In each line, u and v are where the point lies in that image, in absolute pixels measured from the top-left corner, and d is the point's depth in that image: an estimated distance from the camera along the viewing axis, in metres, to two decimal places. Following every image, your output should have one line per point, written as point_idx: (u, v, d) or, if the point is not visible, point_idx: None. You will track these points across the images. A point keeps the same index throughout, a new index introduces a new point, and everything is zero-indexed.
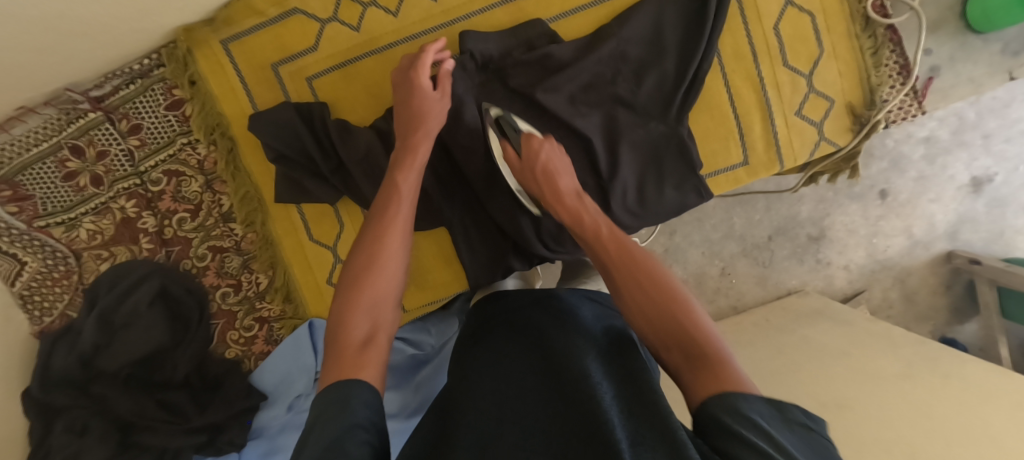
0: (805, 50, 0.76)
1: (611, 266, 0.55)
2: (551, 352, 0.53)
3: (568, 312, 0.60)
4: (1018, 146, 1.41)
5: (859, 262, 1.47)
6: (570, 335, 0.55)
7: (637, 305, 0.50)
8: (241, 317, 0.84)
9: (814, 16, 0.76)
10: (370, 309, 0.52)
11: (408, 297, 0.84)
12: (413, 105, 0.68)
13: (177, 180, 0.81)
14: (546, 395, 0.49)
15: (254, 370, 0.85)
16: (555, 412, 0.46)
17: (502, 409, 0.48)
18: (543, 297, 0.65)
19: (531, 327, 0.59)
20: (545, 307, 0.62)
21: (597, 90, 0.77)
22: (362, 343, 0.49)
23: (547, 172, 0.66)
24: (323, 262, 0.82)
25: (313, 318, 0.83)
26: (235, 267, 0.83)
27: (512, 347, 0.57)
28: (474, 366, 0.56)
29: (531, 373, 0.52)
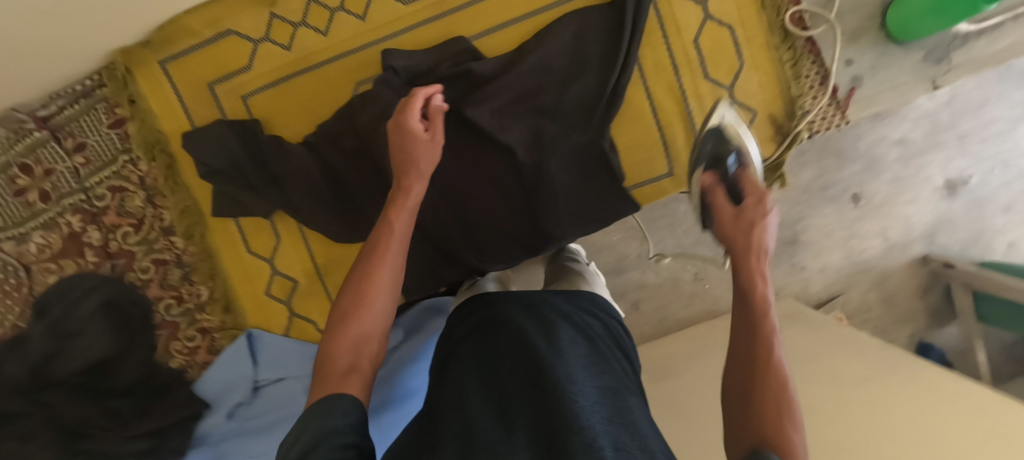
0: (726, 62, 0.77)
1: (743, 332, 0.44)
2: (533, 346, 0.53)
3: (547, 309, 0.60)
4: (992, 147, 1.40)
5: (835, 266, 1.46)
6: (552, 332, 0.55)
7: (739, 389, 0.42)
8: (184, 327, 0.87)
9: (732, 28, 0.77)
10: (358, 336, 0.49)
11: None
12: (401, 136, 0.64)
13: (121, 195, 0.84)
14: (522, 390, 0.48)
15: (197, 379, 0.88)
16: (531, 405, 0.46)
17: (486, 403, 0.48)
18: (531, 298, 0.64)
19: (509, 321, 0.59)
20: (522, 304, 0.63)
21: (523, 101, 0.77)
22: (344, 373, 0.46)
23: (748, 240, 0.50)
24: (261, 274, 0.84)
25: (252, 328, 0.86)
26: (177, 278, 0.85)
27: (492, 341, 0.57)
28: (460, 364, 0.56)
29: (513, 366, 0.52)
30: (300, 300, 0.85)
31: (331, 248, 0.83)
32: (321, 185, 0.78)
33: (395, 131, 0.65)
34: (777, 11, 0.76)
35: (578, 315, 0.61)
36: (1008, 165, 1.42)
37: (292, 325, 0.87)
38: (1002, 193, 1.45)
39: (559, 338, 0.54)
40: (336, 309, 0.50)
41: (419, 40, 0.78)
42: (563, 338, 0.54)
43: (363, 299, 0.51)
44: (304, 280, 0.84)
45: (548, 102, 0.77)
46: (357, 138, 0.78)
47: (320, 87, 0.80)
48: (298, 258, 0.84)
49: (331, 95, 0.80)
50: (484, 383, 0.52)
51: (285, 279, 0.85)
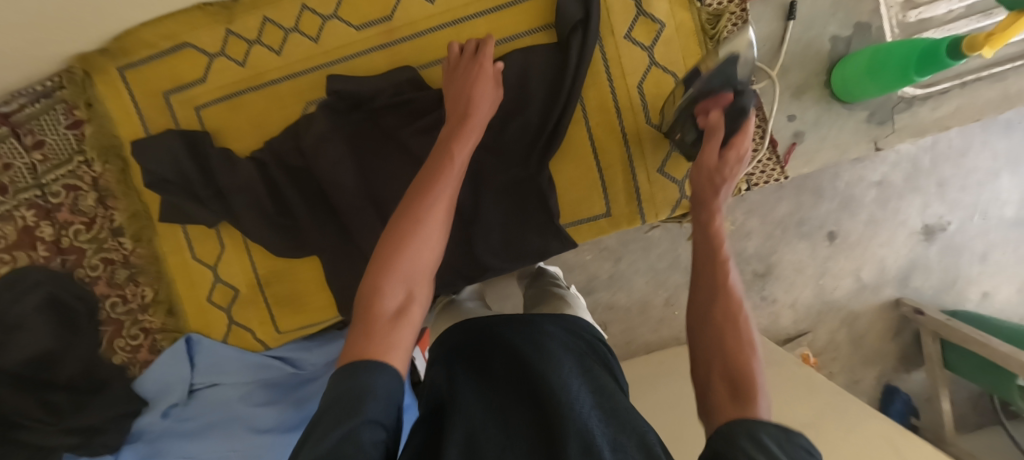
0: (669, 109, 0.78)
1: (707, 300, 0.51)
2: (541, 359, 0.52)
3: (535, 321, 0.60)
4: (971, 195, 1.39)
5: (805, 301, 1.45)
6: (542, 345, 0.55)
7: (708, 348, 0.48)
8: (127, 326, 0.89)
9: (677, 76, 0.78)
10: (408, 275, 0.50)
11: (282, 320, 0.88)
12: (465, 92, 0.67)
13: (74, 194, 0.86)
14: (524, 407, 0.48)
15: (137, 377, 0.90)
16: (534, 424, 0.46)
17: (484, 413, 0.48)
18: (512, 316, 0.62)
19: (501, 332, 0.59)
20: (511, 317, 0.62)
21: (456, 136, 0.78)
22: (391, 317, 0.47)
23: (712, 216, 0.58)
24: (205, 280, 0.87)
25: (191, 332, 0.88)
26: (123, 278, 0.88)
27: (483, 352, 0.57)
28: (454, 368, 0.56)
29: (516, 374, 0.52)
30: (240, 309, 0.87)
31: (273, 260, 0.86)
32: (264, 200, 0.80)
33: (467, 85, 0.68)
34: None
35: (563, 330, 0.61)
36: (987, 214, 1.41)
37: (231, 332, 0.89)
38: (979, 242, 1.43)
39: (561, 353, 0.54)
40: (387, 245, 0.51)
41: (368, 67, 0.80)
42: (555, 351, 0.54)
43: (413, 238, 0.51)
44: (246, 290, 0.87)
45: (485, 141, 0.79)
46: (302, 158, 0.80)
47: (271, 104, 0.82)
48: (241, 268, 0.86)
49: (281, 112, 0.82)
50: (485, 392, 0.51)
51: (227, 287, 0.87)
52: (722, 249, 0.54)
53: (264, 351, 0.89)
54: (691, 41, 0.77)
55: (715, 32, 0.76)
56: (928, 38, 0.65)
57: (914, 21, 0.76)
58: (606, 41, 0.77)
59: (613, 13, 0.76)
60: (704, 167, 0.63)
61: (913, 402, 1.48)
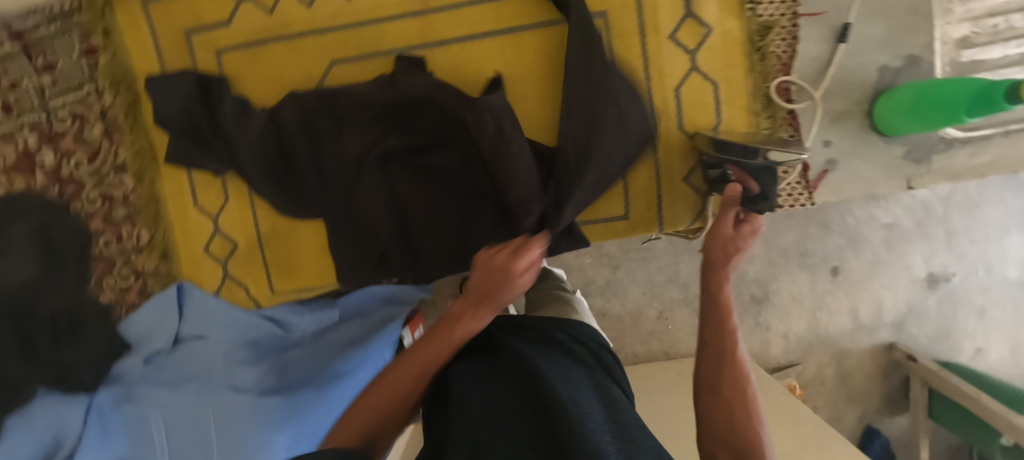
0: (703, 117, 0.76)
1: (714, 362, 0.57)
2: (548, 368, 0.53)
3: (545, 340, 0.62)
4: (979, 249, 1.38)
5: (798, 332, 1.43)
6: (549, 358, 0.56)
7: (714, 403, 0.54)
8: (119, 266, 0.86)
9: (716, 85, 0.75)
10: (361, 428, 0.54)
11: (278, 280, 0.85)
12: (496, 284, 0.61)
13: (80, 123, 0.83)
14: (525, 405, 0.48)
15: (123, 319, 0.87)
16: (539, 425, 0.46)
17: (487, 410, 0.48)
18: (524, 329, 0.65)
19: (509, 343, 0.60)
20: (522, 334, 0.64)
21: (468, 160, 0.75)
22: (354, 438, 0.53)
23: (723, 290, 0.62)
24: (203, 230, 0.84)
25: (183, 280, 0.85)
26: (120, 216, 0.85)
27: (489, 359, 0.58)
28: (460, 373, 0.56)
29: (521, 378, 0.52)
30: (236, 264, 0.85)
31: (275, 218, 0.83)
32: (273, 156, 0.77)
33: (500, 274, 0.62)
34: (764, 77, 0.74)
35: (569, 345, 0.62)
36: (992, 270, 1.40)
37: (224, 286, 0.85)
38: (981, 297, 1.41)
39: (572, 368, 0.55)
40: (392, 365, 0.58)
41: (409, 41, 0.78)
42: (563, 365, 0.55)
43: (447, 337, 0.58)
44: (244, 246, 0.84)
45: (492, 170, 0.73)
46: (324, 116, 0.78)
47: (294, 58, 0.79)
48: (242, 222, 0.83)
49: (303, 67, 0.79)
50: (487, 388, 0.52)
51: (225, 239, 0.84)
52: (727, 326, 0.59)
53: (255, 309, 0.87)
54: (737, 50, 0.74)
55: (763, 44, 0.73)
56: (984, 79, 0.64)
57: (966, 62, 0.74)
58: (648, 39, 0.74)
59: (660, 11, 0.73)
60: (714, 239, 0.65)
61: (889, 446, 1.47)
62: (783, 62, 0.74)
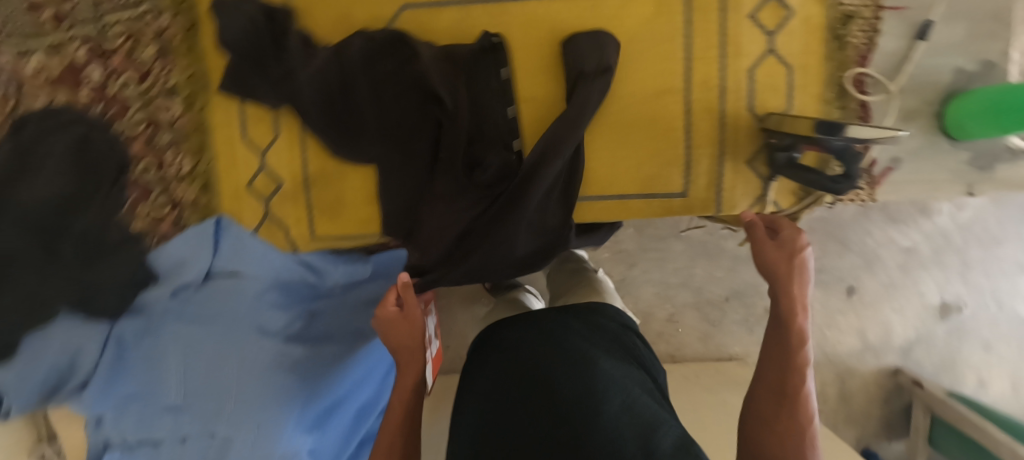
0: (772, 102, 0.75)
1: (775, 394, 0.57)
2: (560, 354, 0.67)
3: (551, 333, 0.72)
4: (993, 283, 1.39)
5: (805, 348, 1.43)
6: (550, 351, 0.68)
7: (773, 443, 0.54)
8: (156, 194, 0.84)
9: (791, 70, 0.74)
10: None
11: (319, 225, 0.83)
12: (406, 337, 0.70)
13: (134, 43, 0.82)
14: (540, 381, 0.64)
15: (153, 249, 0.84)
16: (544, 414, 0.60)
17: (499, 419, 0.62)
18: (530, 316, 0.77)
19: (515, 346, 0.72)
20: (530, 328, 0.74)
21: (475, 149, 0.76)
22: None
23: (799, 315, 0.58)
24: (249, 164, 0.82)
25: (222, 214, 0.83)
26: (165, 142, 0.83)
27: (498, 363, 0.70)
28: (479, 371, 0.73)
29: (536, 341, 0.71)
30: (280, 203, 0.82)
31: (326, 159, 0.80)
32: (334, 94, 0.76)
33: (404, 327, 0.70)
34: (840, 66, 0.73)
35: (580, 332, 0.73)
36: (1003, 305, 1.40)
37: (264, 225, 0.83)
38: (990, 332, 1.42)
39: (579, 346, 0.69)
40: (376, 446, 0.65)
41: (459, 16, 0.78)
42: (569, 353, 0.67)
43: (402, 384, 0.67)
44: (290, 185, 0.82)
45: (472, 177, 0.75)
46: (392, 60, 0.76)
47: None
48: (290, 160, 0.81)
49: (374, 7, 0.78)
50: (505, 351, 0.72)
51: (270, 176, 0.82)
52: (796, 348, 0.57)
53: (292, 252, 0.85)
54: (815, 37, 0.74)
55: (843, 32, 0.73)
56: None
57: None
58: (728, 15, 0.74)
59: None
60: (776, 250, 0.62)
61: None
62: (862, 55, 0.73)
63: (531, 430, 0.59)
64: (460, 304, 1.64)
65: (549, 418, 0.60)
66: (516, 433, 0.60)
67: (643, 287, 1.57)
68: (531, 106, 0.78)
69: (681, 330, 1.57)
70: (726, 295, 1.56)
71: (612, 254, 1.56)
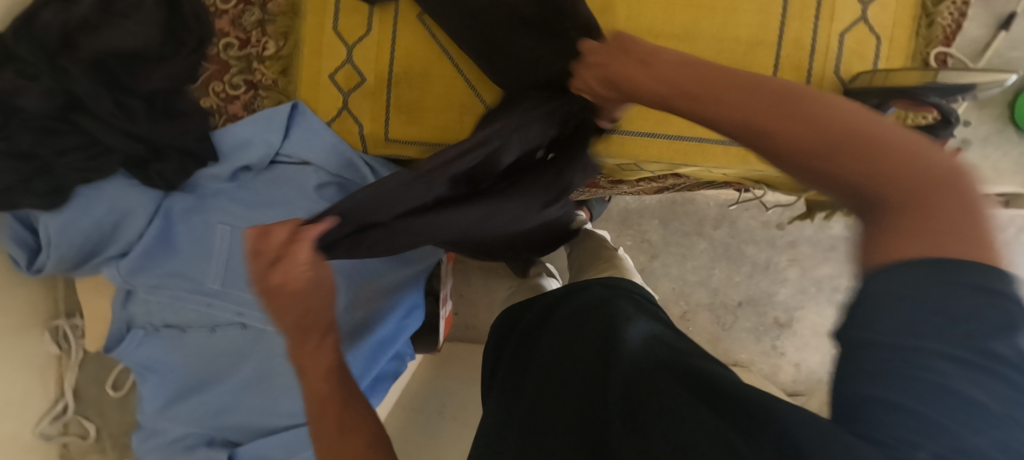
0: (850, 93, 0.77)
1: (807, 151, 0.40)
2: (582, 336, 0.61)
3: (586, 314, 0.65)
4: None
5: (812, 365, 1.57)
6: (586, 333, 0.62)
7: (901, 225, 0.34)
8: (232, 72, 0.82)
9: (879, 40, 0.77)
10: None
11: (395, 126, 0.83)
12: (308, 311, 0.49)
13: None
14: (563, 369, 0.59)
15: (219, 127, 0.82)
16: (567, 402, 0.55)
17: (529, 401, 0.58)
18: (571, 295, 0.72)
19: (556, 324, 0.67)
20: (567, 310, 0.68)
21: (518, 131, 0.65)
22: None
23: (764, 99, 0.44)
24: (334, 55, 0.81)
25: (299, 101, 0.82)
26: (252, 22, 0.82)
27: (539, 343, 0.66)
28: (520, 348, 0.70)
29: (558, 328, 0.66)
30: (359, 98, 0.82)
31: (415, 62, 0.81)
32: None
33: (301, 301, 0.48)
34: (927, 43, 0.77)
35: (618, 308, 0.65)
36: None
37: (338, 117, 0.83)
38: None
39: (609, 318, 0.63)
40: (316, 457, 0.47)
41: None
42: (604, 331, 0.61)
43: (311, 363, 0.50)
44: (372, 83, 0.82)
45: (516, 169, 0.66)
46: None
47: None
48: (378, 56, 0.81)
49: None
50: (530, 348, 0.68)
51: (354, 70, 0.82)
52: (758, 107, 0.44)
53: (361, 151, 0.84)
54: (907, 12, 0.76)
55: (934, 11, 0.76)
56: None
57: None
58: None
59: None
60: (668, 64, 0.54)
61: None
62: (946, 35, 0.77)
63: (547, 423, 0.54)
64: (476, 272, 1.62)
65: (566, 409, 0.54)
66: (533, 426, 0.55)
67: (661, 280, 1.57)
68: (617, 31, 0.79)
69: (693, 329, 1.58)
70: (739, 300, 1.56)
71: (633, 244, 1.57)
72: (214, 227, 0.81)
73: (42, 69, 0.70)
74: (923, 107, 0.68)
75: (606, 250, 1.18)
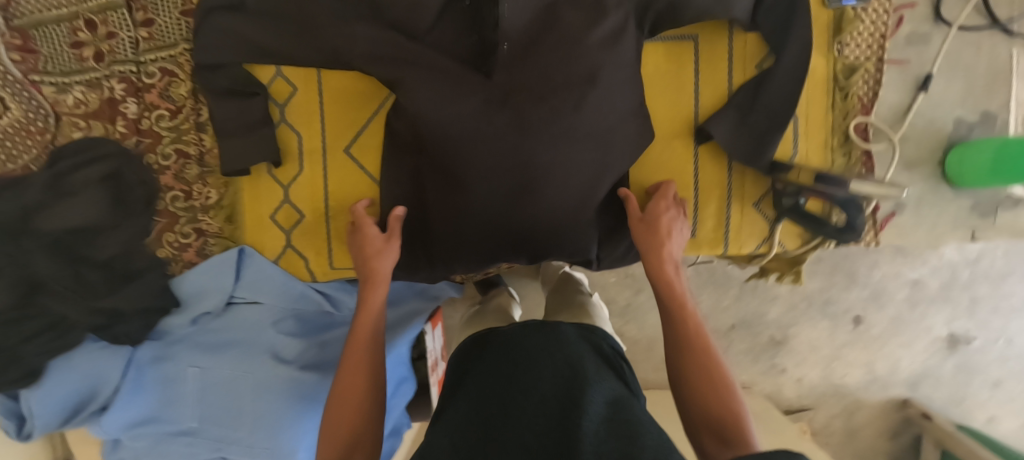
0: (764, 129, 0.75)
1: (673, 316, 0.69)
2: (565, 389, 0.62)
3: (575, 361, 0.68)
4: (1003, 319, 1.44)
5: (813, 379, 1.52)
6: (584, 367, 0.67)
7: (695, 370, 0.63)
8: (182, 223, 0.87)
9: (798, 118, 0.76)
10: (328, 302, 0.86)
11: (339, 255, 0.87)
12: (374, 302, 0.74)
13: (169, 80, 0.85)
14: (543, 412, 0.60)
15: (176, 276, 0.87)
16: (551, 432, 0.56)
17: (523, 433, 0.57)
18: (545, 324, 0.77)
19: (555, 353, 0.70)
20: (550, 335, 0.74)
21: (564, 107, 0.72)
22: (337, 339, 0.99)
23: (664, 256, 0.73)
24: (273, 198, 0.85)
25: (246, 244, 0.86)
26: (192, 175, 0.86)
27: (534, 366, 0.68)
28: (504, 377, 0.68)
29: (552, 361, 0.68)
30: (301, 235, 0.86)
31: (346, 193, 0.85)
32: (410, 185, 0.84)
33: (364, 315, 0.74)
34: (844, 114, 0.76)
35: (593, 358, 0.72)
36: (1011, 342, 1.46)
37: (284, 255, 0.87)
38: (997, 367, 1.47)
39: (595, 376, 0.66)
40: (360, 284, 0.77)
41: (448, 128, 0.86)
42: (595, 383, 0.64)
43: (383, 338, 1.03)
44: (311, 218, 0.85)
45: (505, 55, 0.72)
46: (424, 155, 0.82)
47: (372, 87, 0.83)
48: (312, 194, 0.85)
49: (380, 92, 0.83)
50: (504, 366, 0.69)
51: (293, 210, 0.85)
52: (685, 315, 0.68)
53: (312, 282, 0.88)
54: (820, 87, 0.76)
55: (847, 83, 0.75)
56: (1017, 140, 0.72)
57: None
58: (735, 66, 0.78)
59: (748, 42, 0.78)
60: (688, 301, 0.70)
61: None
62: (863, 104, 0.76)
63: (517, 432, 0.58)
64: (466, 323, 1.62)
65: (546, 426, 0.58)
66: (504, 416, 0.61)
67: (649, 314, 1.56)
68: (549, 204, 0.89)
69: None
70: (732, 323, 1.50)
71: (619, 279, 1.55)
72: (184, 372, 0.86)
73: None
74: (833, 201, 0.68)
75: (581, 294, 1.15)
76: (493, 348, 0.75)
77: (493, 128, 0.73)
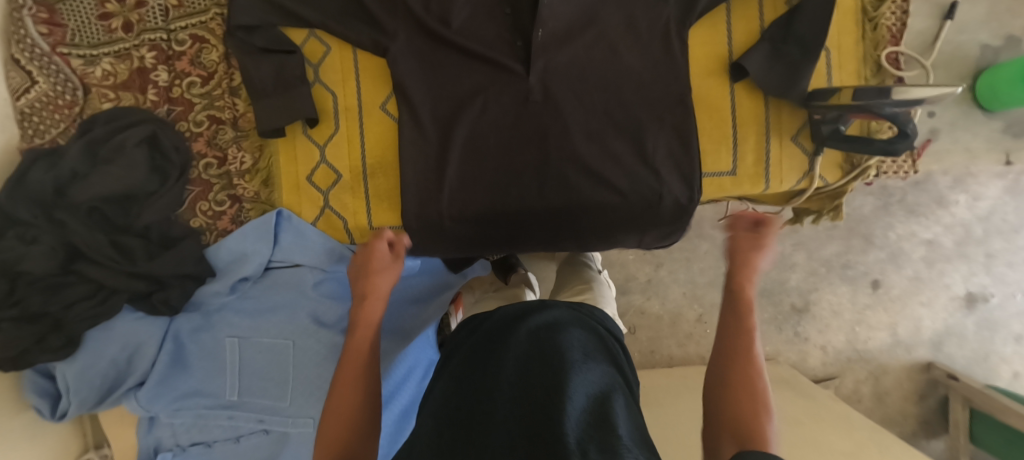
0: (796, 59, 0.76)
1: (731, 324, 0.65)
2: (544, 368, 0.59)
3: (556, 338, 0.64)
4: (1019, 274, 1.40)
5: (837, 346, 1.46)
6: (568, 344, 0.63)
7: (738, 390, 0.59)
8: (215, 190, 0.87)
9: (829, 51, 0.78)
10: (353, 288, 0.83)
11: (377, 213, 0.87)
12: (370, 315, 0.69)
13: (199, 46, 0.86)
14: (522, 402, 0.56)
15: (212, 244, 0.86)
16: (528, 417, 0.53)
17: (506, 419, 0.54)
18: (530, 309, 0.73)
19: (535, 334, 0.66)
20: (530, 317, 0.70)
21: (608, 68, 0.80)
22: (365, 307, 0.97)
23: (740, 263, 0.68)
24: (310, 159, 0.87)
25: (281, 207, 0.87)
26: (226, 140, 0.87)
27: (509, 350, 0.64)
28: (491, 363, 0.64)
29: (530, 343, 0.64)
30: (338, 194, 0.87)
31: (383, 152, 0.86)
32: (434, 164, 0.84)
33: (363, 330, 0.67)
34: (875, 45, 0.78)
35: (587, 338, 0.68)
36: None
37: (323, 216, 0.88)
38: (1018, 323, 1.42)
39: (580, 355, 0.62)
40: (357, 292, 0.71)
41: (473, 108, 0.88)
42: (579, 360, 0.61)
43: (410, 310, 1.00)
44: (348, 177, 0.87)
45: (539, 41, 0.78)
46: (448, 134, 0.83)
47: None
48: (350, 154, 0.87)
49: None
50: (490, 353, 0.66)
51: (330, 170, 0.87)
52: (744, 326, 0.64)
53: (349, 243, 0.89)
54: (850, 19, 0.78)
55: (876, 14, 0.77)
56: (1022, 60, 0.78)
57: None
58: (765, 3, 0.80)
59: None
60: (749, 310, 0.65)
61: None
62: (892, 34, 0.78)
63: (498, 429, 0.54)
64: None
65: (523, 410, 0.54)
66: (483, 412, 0.57)
67: (672, 287, 1.45)
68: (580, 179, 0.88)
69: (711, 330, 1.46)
70: None
71: (637, 254, 1.44)
72: (224, 342, 0.84)
73: (30, 215, 0.72)
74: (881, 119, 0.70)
75: (590, 269, 1.15)
76: (483, 337, 0.72)
77: (532, 101, 0.81)
